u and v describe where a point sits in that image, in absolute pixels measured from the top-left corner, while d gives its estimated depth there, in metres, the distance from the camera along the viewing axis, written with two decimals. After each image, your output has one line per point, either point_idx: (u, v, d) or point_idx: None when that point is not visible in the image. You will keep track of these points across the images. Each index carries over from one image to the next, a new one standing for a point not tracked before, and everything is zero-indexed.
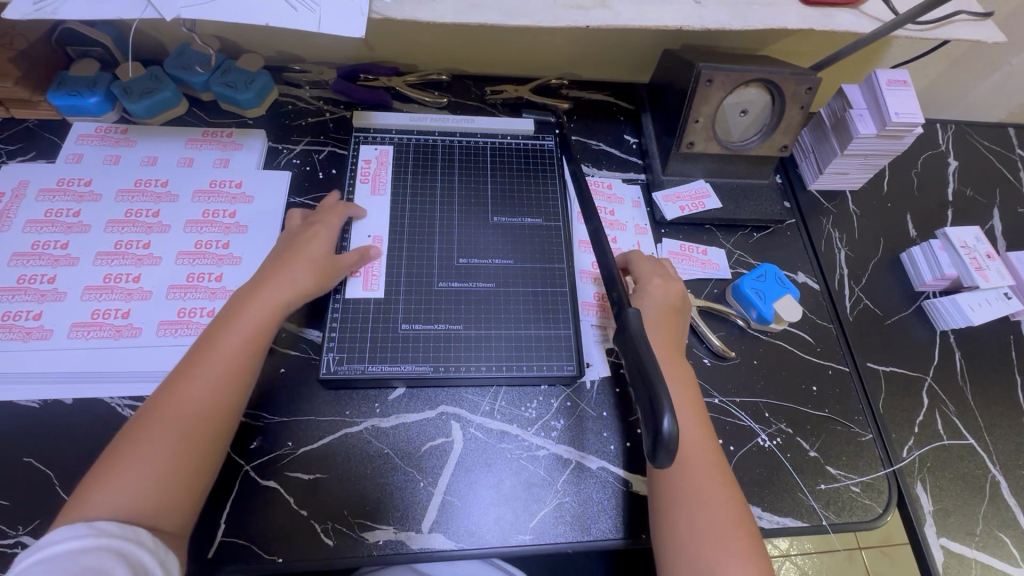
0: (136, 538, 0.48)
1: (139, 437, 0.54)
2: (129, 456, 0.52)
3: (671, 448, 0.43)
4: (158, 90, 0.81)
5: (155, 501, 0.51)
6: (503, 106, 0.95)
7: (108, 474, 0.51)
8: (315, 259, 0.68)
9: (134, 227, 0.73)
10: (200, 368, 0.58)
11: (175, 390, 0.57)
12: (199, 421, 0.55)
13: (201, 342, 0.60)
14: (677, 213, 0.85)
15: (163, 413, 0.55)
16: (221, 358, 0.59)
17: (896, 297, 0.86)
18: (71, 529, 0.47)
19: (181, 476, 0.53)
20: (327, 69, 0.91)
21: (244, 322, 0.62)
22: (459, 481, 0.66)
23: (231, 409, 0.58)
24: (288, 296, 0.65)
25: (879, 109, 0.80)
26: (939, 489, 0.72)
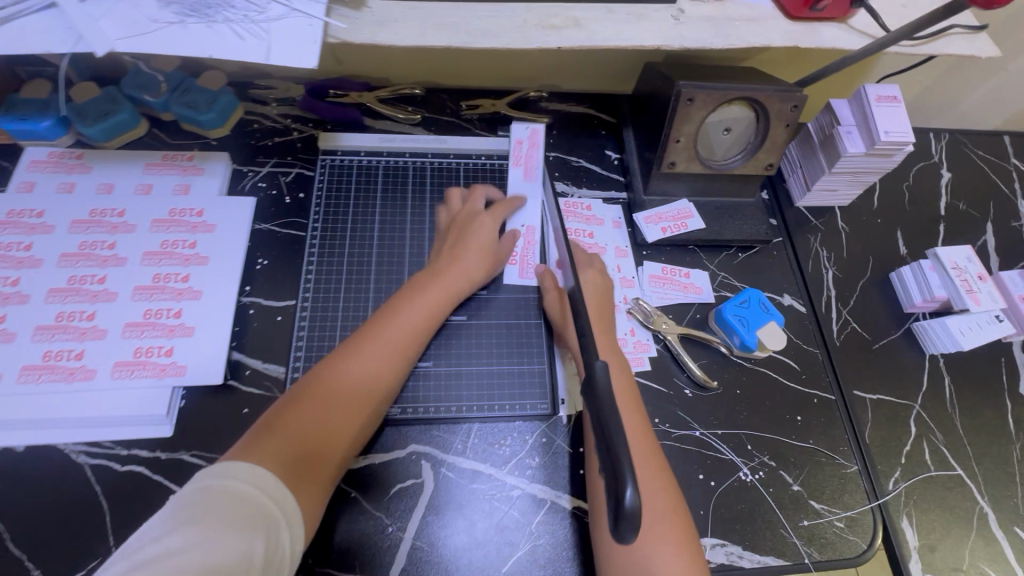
0: (282, 500, 0.48)
1: (303, 397, 0.55)
2: (295, 417, 0.54)
3: (636, 521, 0.40)
4: (114, 112, 0.78)
5: (311, 461, 0.52)
6: (479, 121, 0.91)
7: (280, 428, 0.53)
8: (483, 248, 0.72)
9: (88, 260, 0.70)
10: (378, 345, 0.61)
11: (346, 360, 0.58)
12: (364, 396, 0.58)
13: (383, 320, 0.63)
14: (659, 235, 0.82)
15: (334, 380, 0.57)
16: (396, 333, 0.62)
17: (884, 318, 0.83)
18: (231, 466, 0.48)
19: (333, 445, 0.55)
20: (295, 85, 0.88)
21: (424, 303, 0.65)
22: (430, 525, 0.63)
23: (393, 394, 0.61)
24: (466, 285, 0.70)
25: (868, 127, 0.76)
26: (925, 523, 0.70)
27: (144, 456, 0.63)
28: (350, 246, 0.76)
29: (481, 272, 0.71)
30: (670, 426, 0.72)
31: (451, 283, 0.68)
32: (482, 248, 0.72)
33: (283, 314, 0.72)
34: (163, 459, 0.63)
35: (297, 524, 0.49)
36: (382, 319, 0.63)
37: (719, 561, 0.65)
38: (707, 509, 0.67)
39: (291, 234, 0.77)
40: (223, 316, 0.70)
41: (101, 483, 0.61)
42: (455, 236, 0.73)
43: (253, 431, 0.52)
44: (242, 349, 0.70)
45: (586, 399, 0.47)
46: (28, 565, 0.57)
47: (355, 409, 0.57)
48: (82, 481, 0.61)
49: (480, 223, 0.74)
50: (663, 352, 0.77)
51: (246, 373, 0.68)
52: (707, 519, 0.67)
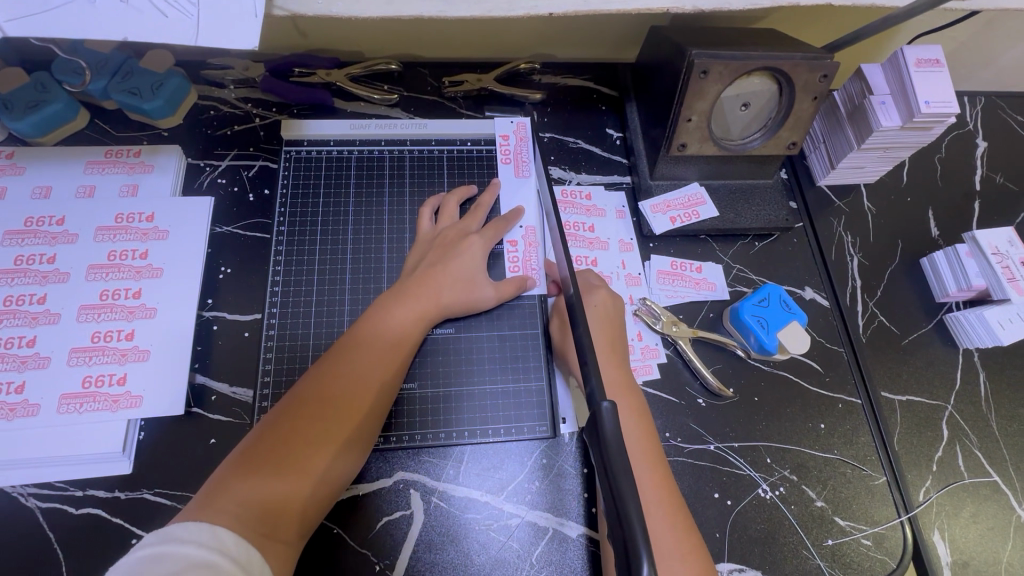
0: (246, 562, 0.43)
1: (265, 441, 0.50)
2: (259, 462, 0.49)
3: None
4: (46, 102, 0.68)
5: (280, 517, 0.48)
6: (464, 99, 0.81)
7: (241, 477, 0.48)
8: (472, 266, 0.65)
9: (26, 278, 0.62)
10: (347, 374, 0.55)
11: (311, 397, 0.53)
12: (335, 432, 0.52)
13: (350, 347, 0.57)
14: (667, 225, 0.74)
15: (300, 418, 0.52)
16: (366, 366, 0.56)
17: (915, 311, 0.76)
18: (189, 526, 0.43)
19: (303, 491, 0.50)
20: (253, 64, 0.77)
21: (396, 328, 0.59)
22: (421, 562, 0.58)
23: (369, 429, 0.55)
24: (448, 304, 0.63)
25: (906, 97, 0.67)
26: (959, 536, 0.65)
27: (101, 497, 0.57)
28: (321, 252, 0.68)
29: (467, 290, 0.64)
30: (683, 440, 0.65)
31: (428, 300, 0.61)
32: (464, 269, 0.64)
33: (250, 330, 0.65)
34: (122, 499, 0.57)
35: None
36: (351, 345, 0.57)
37: None
38: (723, 532, 0.62)
39: (257, 238, 0.69)
40: (182, 335, 0.62)
41: (54, 529, 0.55)
42: (435, 254, 0.65)
43: (212, 482, 0.48)
44: (206, 371, 0.63)
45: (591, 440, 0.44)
46: None
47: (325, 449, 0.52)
48: (33, 528, 0.55)
49: (468, 245, 0.66)
50: (673, 357, 0.70)
51: (212, 398, 0.62)
52: (724, 542, 0.62)
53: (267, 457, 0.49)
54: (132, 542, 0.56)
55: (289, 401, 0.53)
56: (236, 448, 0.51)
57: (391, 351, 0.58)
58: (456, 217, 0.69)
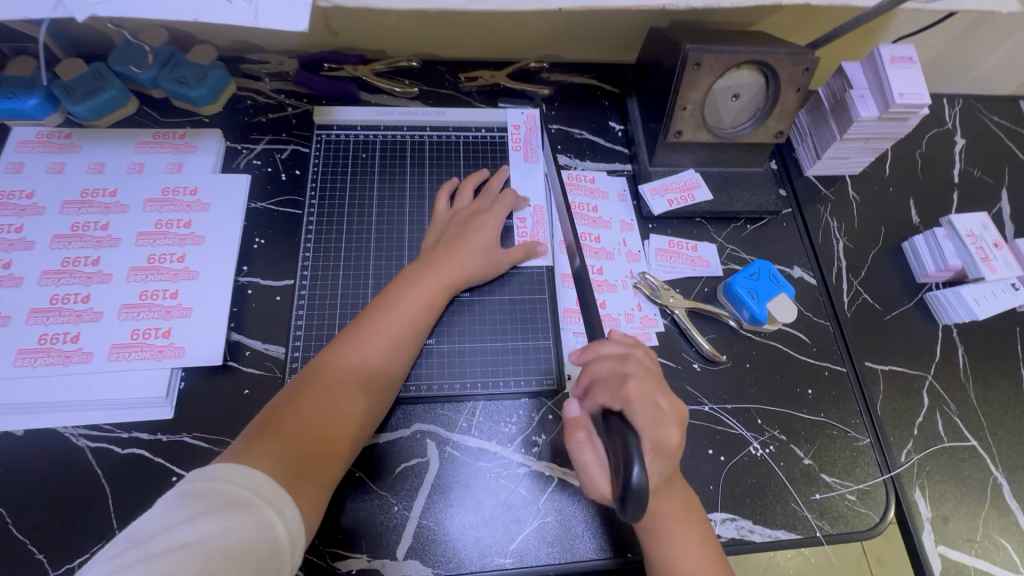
0: (281, 501, 0.47)
1: (293, 398, 0.55)
2: (289, 416, 0.54)
3: (644, 497, 0.43)
4: (102, 89, 0.75)
5: (310, 461, 0.52)
6: (479, 93, 0.88)
7: (270, 430, 0.52)
8: (486, 244, 0.70)
9: (82, 242, 0.68)
10: (368, 338, 0.61)
11: (334, 361, 0.58)
12: (355, 392, 0.58)
13: (369, 318, 0.62)
14: (665, 207, 0.80)
15: (325, 379, 0.57)
16: (389, 332, 0.62)
17: (897, 290, 0.81)
18: (230, 469, 0.47)
19: (327, 445, 0.54)
20: (287, 59, 0.85)
21: (416, 298, 0.64)
22: (436, 504, 0.63)
23: (385, 393, 0.60)
24: (461, 278, 0.68)
25: (882, 90, 0.74)
26: (939, 494, 0.69)
27: (144, 439, 0.62)
28: (347, 224, 0.74)
29: (479, 265, 0.69)
30: (679, 401, 0.70)
31: (445, 273, 0.67)
32: (479, 246, 0.70)
33: (281, 294, 0.71)
34: (163, 442, 0.62)
35: (294, 529, 0.47)
36: (371, 314, 0.62)
37: (729, 535, 0.64)
38: (717, 485, 0.67)
39: (288, 213, 0.76)
40: (221, 295, 0.68)
41: (102, 465, 0.60)
42: (452, 231, 0.71)
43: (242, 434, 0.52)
44: (241, 329, 0.68)
45: None
46: (34, 548, 0.57)
47: (348, 406, 0.57)
48: (83, 465, 0.61)
49: (483, 220, 0.72)
50: (670, 326, 0.75)
51: (245, 353, 0.67)
52: (717, 493, 0.66)
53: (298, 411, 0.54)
54: (172, 478, 0.61)
55: (320, 362, 0.59)
56: (264, 408, 0.56)
57: (409, 322, 0.63)
58: (472, 199, 0.75)
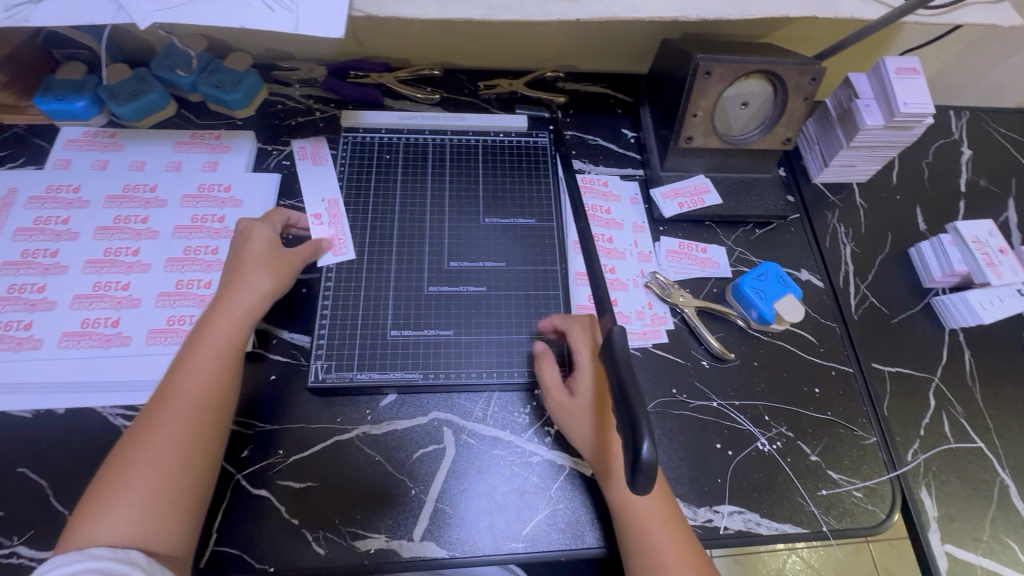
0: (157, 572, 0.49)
1: (118, 465, 0.53)
2: (114, 483, 0.52)
3: (652, 472, 0.45)
4: (145, 91, 0.80)
5: (155, 524, 0.51)
6: (497, 101, 0.92)
7: (100, 503, 0.51)
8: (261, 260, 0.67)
9: (123, 234, 0.72)
10: (180, 393, 0.58)
11: (149, 422, 0.56)
12: (179, 451, 0.55)
13: (171, 376, 0.59)
14: (675, 210, 0.83)
15: (147, 441, 0.55)
16: (191, 380, 0.58)
17: (903, 294, 0.83)
18: (105, 556, 0.48)
19: (174, 504, 0.53)
20: (317, 67, 0.90)
21: (211, 342, 0.61)
22: (452, 489, 0.65)
23: (212, 441, 0.57)
24: (254, 308, 0.64)
25: (887, 99, 0.76)
26: (945, 494, 0.70)
27: None
28: (373, 220, 0.78)
29: (252, 306, 0.64)
30: (688, 397, 0.72)
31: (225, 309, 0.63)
32: (248, 277, 0.65)
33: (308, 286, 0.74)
34: None
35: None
36: (174, 368, 0.59)
37: (737, 527, 0.66)
38: (725, 478, 0.68)
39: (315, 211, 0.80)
40: None
41: None
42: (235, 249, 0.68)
43: (84, 502, 0.52)
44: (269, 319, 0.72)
45: (603, 356, 0.55)
46: (71, 520, 0.60)
47: (190, 460, 0.55)
48: None
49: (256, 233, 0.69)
50: (680, 325, 0.77)
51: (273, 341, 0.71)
52: (725, 486, 0.68)
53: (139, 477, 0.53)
54: None
55: (148, 417, 0.57)
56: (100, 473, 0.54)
57: (202, 370, 0.59)
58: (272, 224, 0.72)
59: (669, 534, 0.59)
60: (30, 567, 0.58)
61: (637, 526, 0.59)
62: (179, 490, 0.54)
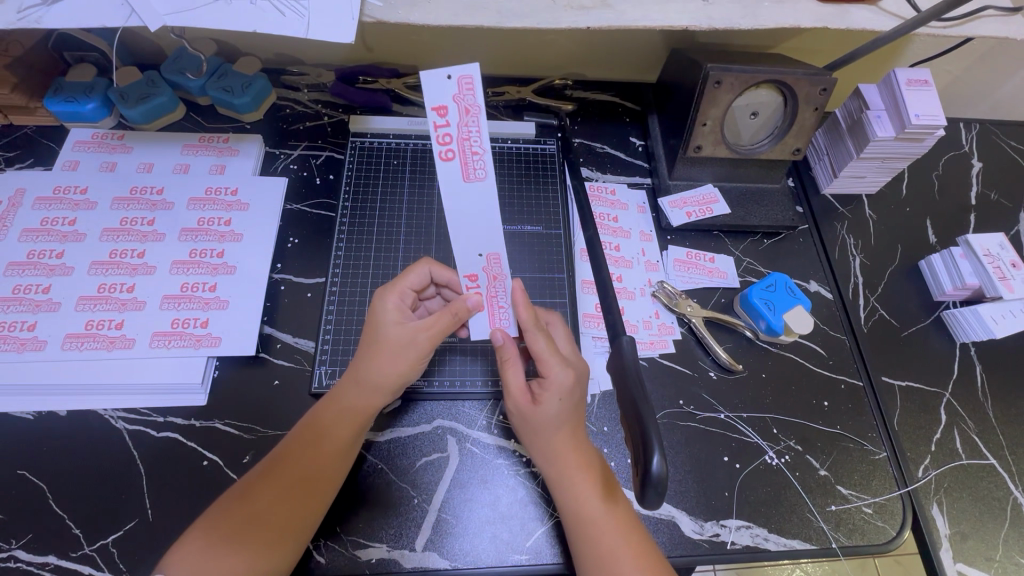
0: None
1: (232, 513, 0.54)
2: (224, 523, 0.53)
3: (661, 485, 0.46)
4: (154, 94, 0.80)
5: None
6: (505, 108, 0.92)
7: (208, 546, 0.52)
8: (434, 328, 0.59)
9: (129, 236, 0.72)
10: (316, 450, 0.58)
11: (267, 477, 0.56)
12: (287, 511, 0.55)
13: (309, 428, 0.59)
14: (683, 219, 0.82)
15: (260, 501, 0.54)
16: (324, 442, 0.58)
17: (913, 307, 0.82)
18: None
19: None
20: (325, 72, 0.90)
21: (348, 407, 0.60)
22: (455, 498, 0.64)
23: (304, 520, 0.56)
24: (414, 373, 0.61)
25: (898, 111, 0.76)
26: (956, 512, 0.69)
27: (179, 424, 0.65)
28: (379, 227, 0.77)
29: (375, 395, 0.60)
30: (695, 408, 0.72)
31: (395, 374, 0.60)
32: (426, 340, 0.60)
33: (313, 291, 0.74)
34: (197, 427, 0.65)
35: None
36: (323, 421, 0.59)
37: (744, 543, 0.65)
38: (732, 492, 0.67)
39: (322, 215, 0.79)
40: (256, 290, 0.72)
41: (139, 448, 0.63)
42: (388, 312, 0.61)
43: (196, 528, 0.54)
44: (273, 323, 0.72)
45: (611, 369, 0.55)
46: (69, 524, 0.59)
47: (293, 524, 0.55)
48: (121, 445, 0.63)
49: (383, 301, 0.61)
50: (687, 335, 0.77)
51: (277, 345, 0.70)
52: (732, 500, 0.67)
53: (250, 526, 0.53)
54: (203, 462, 0.63)
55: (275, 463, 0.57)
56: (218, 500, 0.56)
57: (329, 453, 0.58)
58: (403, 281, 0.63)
59: (620, 533, 0.56)
60: (28, 571, 0.57)
61: (589, 529, 0.56)
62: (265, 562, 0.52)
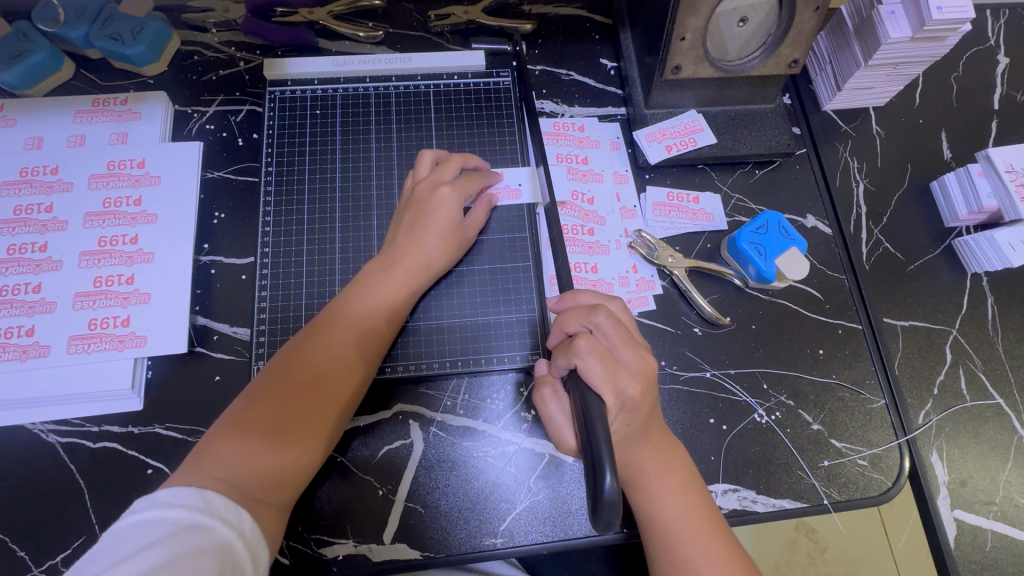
0: (238, 523, 0.44)
1: (250, 417, 0.51)
2: (244, 424, 0.50)
3: (617, 506, 0.41)
4: (29, 51, 0.67)
5: (272, 478, 0.49)
6: (452, 33, 0.78)
7: (228, 445, 0.49)
8: (447, 228, 0.62)
9: (26, 227, 0.64)
10: (332, 341, 0.56)
11: (290, 362, 0.54)
12: (310, 406, 0.53)
13: (326, 320, 0.57)
14: (663, 154, 0.71)
15: (279, 400, 0.52)
16: (348, 334, 0.56)
17: (921, 237, 0.73)
18: (176, 490, 0.43)
19: (290, 464, 0.51)
20: (233, 5, 0.75)
21: (374, 301, 0.58)
22: (423, 486, 0.60)
23: (339, 406, 0.55)
24: (430, 271, 0.62)
25: (917, 3, 0.63)
26: (956, 456, 0.65)
27: (115, 432, 0.59)
28: (310, 194, 0.68)
29: (395, 291, 0.59)
30: (679, 369, 0.66)
31: (415, 268, 0.61)
32: (437, 227, 0.61)
33: (247, 273, 0.66)
34: (135, 434, 0.60)
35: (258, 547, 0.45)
36: (338, 311, 0.58)
37: (732, 507, 0.61)
38: (719, 455, 0.63)
39: (248, 182, 0.69)
40: (180, 278, 0.64)
41: (76, 461, 0.58)
42: (415, 205, 0.62)
43: (213, 428, 0.51)
44: (207, 313, 0.64)
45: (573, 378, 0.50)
46: (12, 547, 0.56)
47: (315, 422, 0.53)
48: (56, 460, 0.58)
49: (440, 198, 0.62)
50: (669, 289, 0.69)
51: (213, 338, 0.63)
52: (718, 464, 0.62)
53: (270, 422, 0.51)
54: (148, 471, 0.58)
55: (286, 358, 0.55)
56: (233, 404, 0.53)
57: (352, 345, 0.56)
58: (428, 172, 0.64)
59: (681, 496, 0.53)
60: None
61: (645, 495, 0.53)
62: (301, 454, 0.52)
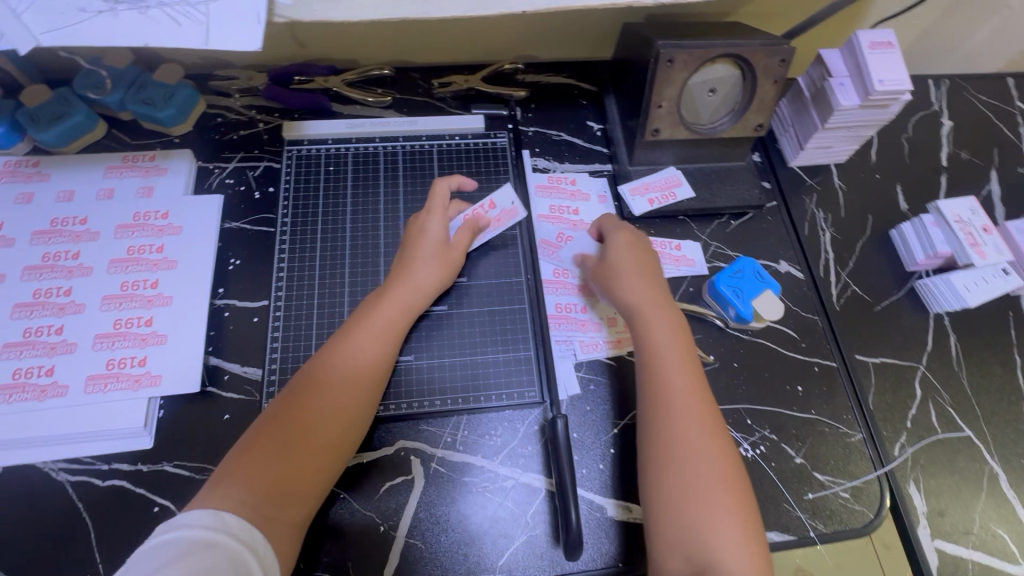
0: (248, 538, 0.48)
1: (266, 438, 0.54)
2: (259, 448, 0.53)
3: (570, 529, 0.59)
4: (68, 114, 0.74)
5: (286, 495, 0.52)
6: (454, 99, 0.86)
7: (246, 467, 0.52)
8: (447, 254, 0.68)
9: (53, 273, 0.68)
10: (339, 361, 0.59)
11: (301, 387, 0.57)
12: (320, 425, 0.56)
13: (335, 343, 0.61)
14: (646, 207, 0.78)
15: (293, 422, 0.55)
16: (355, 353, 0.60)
17: (886, 279, 0.80)
18: (194, 512, 0.48)
19: (301, 477, 0.53)
20: (256, 74, 0.83)
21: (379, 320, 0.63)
22: (425, 522, 0.62)
23: (347, 422, 0.57)
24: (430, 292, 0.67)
25: (861, 77, 0.72)
26: (933, 487, 0.68)
27: (124, 470, 0.61)
28: (322, 243, 0.73)
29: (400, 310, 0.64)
30: None
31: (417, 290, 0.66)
32: (436, 252, 0.68)
33: (259, 315, 0.70)
34: (144, 472, 0.61)
35: (269, 562, 0.49)
36: (344, 335, 0.61)
37: None
38: None
39: (262, 231, 0.74)
40: (197, 320, 0.67)
41: (84, 499, 0.60)
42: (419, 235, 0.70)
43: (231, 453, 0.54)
44: (219, 353, 0.67)
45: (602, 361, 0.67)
46: None
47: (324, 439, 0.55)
48: (64, 498, 0.60)
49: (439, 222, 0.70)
50: None
51: (224, 377, 0.66)
52: None
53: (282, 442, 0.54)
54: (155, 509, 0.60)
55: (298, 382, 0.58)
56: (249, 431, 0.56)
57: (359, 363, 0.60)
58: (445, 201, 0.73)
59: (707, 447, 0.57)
60: None
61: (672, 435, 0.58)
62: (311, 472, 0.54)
